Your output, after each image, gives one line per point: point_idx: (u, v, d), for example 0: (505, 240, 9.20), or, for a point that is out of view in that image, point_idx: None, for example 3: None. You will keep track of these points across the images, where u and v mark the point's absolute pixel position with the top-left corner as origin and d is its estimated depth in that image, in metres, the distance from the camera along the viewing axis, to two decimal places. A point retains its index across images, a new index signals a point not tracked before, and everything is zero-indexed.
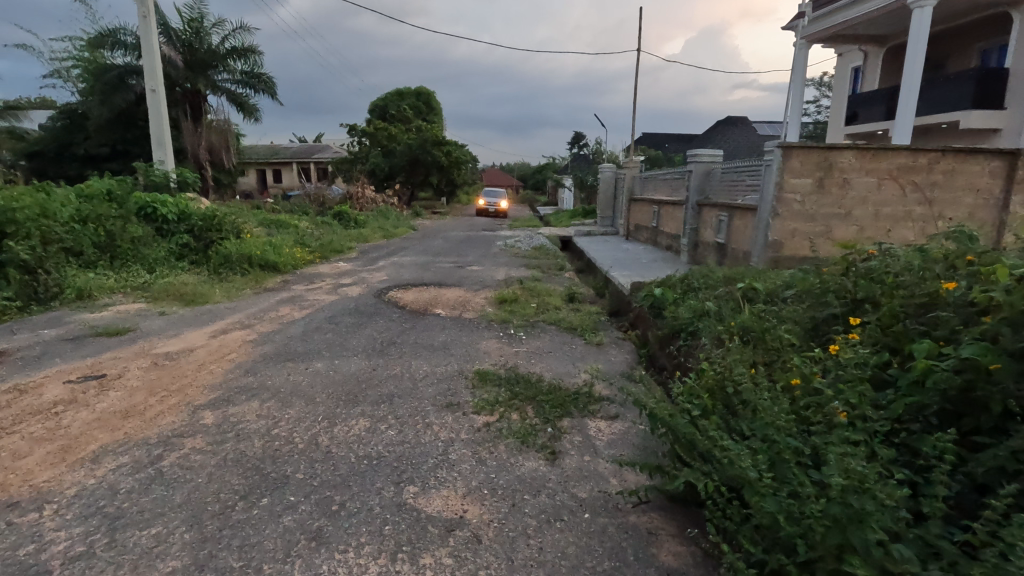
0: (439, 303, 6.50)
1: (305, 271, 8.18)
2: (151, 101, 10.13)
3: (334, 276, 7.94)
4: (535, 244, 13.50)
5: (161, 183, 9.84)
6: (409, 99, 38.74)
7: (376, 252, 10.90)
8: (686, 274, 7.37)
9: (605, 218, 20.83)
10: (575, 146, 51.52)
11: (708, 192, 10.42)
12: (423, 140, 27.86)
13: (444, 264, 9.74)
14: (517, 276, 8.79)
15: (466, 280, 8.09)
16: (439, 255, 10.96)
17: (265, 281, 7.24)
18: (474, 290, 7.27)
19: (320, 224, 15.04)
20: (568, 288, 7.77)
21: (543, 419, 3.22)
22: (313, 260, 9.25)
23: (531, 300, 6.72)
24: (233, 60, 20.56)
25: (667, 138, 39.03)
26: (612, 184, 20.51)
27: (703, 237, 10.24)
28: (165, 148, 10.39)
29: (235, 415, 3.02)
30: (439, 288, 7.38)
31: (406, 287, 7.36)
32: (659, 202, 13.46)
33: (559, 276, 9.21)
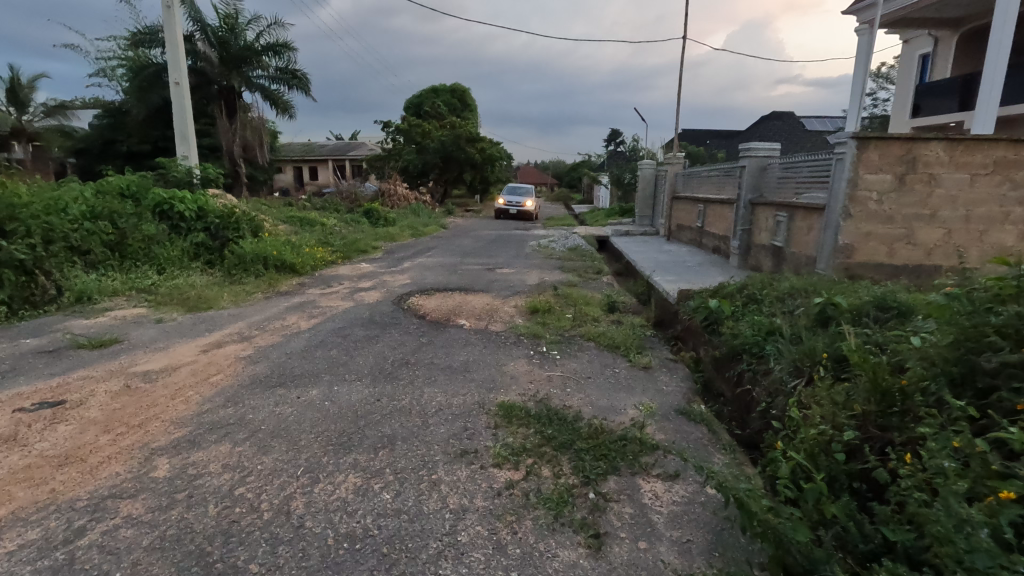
0: (464, 312, 5.86)
1: (324, 273, 7.67)
2: (175, 94, 9.82)
3: (354, 278, 7.40)
4: (570, 245, 12.75)
5: (183, 180, 9.51)
6: (444, 96, 38.41)
7: (402, 252, 10.36)
8: (743, 281, 6.52)
9: (644, 217, 19.84)
10: (611, 143, 50.33)
11: (763, 190, 9.45)
12: (456, 137, 27.32)
13: (473, 266, 9.09)
14: (551, 280, 8.06)
15: (496, 285, 7.44)
16: (468, 256, 10.34)
17: (279, 284, 6.73)
18: (504, 297, 6.61)
19: (348, 221, 14.64)
20: (608, 296, 7.02)
21: (582, 479, 2.52)
22: (335, 261, 8.74)
23: (566, 309, 6.02)
24: (269, 56, 20.44)
25: (709, 134, 37.57)
26: (651, 181, 19.52)
27: (756, 239, 9.29)
28: (189, 143, 10.07)
29: (194, 466, 2.41)
30: (465, 294, 6.75)
31: (429, 292, 6.75)
32: (705, 200, 12.50)
33: (597, 281, 8.45)
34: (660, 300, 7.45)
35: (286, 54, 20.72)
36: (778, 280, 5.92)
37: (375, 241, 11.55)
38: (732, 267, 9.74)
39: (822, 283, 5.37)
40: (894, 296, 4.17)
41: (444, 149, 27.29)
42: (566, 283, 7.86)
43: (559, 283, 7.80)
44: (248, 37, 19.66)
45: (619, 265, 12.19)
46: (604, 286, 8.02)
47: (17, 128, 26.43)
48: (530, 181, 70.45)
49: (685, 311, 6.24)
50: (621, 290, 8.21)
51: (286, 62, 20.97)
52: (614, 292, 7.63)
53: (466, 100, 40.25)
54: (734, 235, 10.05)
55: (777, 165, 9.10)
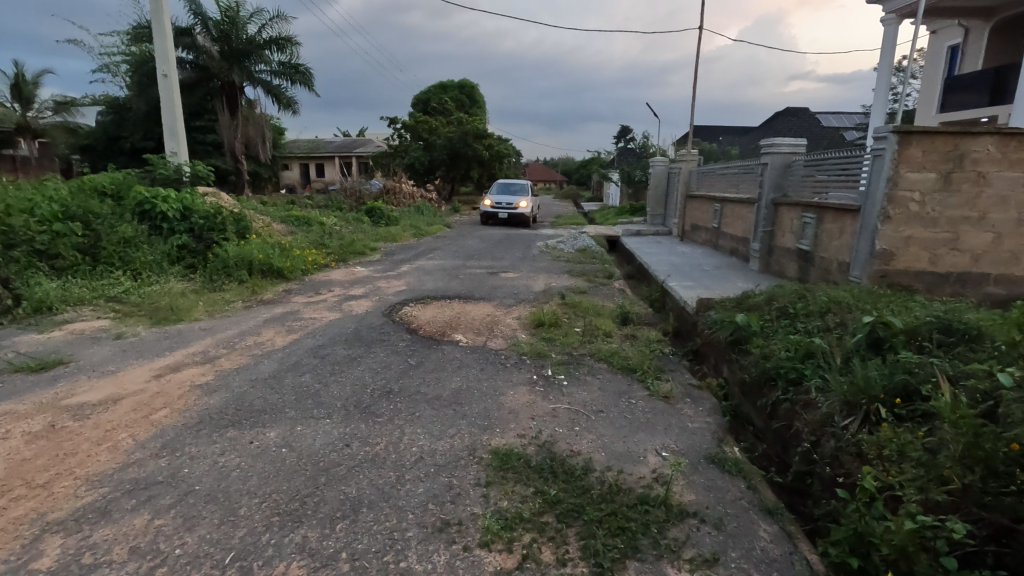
0: (463, 324, 5.30)
1: (315, 278, 7.15)
2: (163, 87, 9.34)
3: (346, 285, 6.86)
4: (579, 246, 12.14)
5: (170, 178, 9.03)
6: (452, 92, 37.93)
7: (402, 254, 9.82)
8: (770, 290, 5.92)
9: (656, 215, 19.17)
10: (621, 139, 49.68)
11: (788, 190, 8.81)
12: (463, 133, 26.65)
13: (476, 270, 8.51)
14: (559, 287, 7.48)
15: (499, 292, 6.88)
16: (471, 258, 9.80)
17: (263, 292, 6.19)
18: (507, 307, 6.05)
19: (349, 221, 14.15)
20: (622, 306, 6.43)
21: (595, 569, 1.96)
22: (329, 265, 8.20)
23: (575, 322, 5.45)
24: (271, 51, 19.96)
25: (722, 130, 36.75)
26: (664, 179, 18.88)
27: (780, 242, 8.65)
28: (179, 139, 9.60)
29: (93, 550, 1.88)
30: (464, 302, 6.21)
31: (425, 300, 6.22)
32: (722, 199, 11.83)
33: (609, 288, 7.85)
34: (677, 310, 6.87)
35: (289, 48, 20.19)
36: (812, 291, 5.31)
37: (375, 243, 11.03)
38: (753, 272, 9.10)
39: (865, 298, 4.75)
40: (962, 317, 3.55)
41: (451, 145, 26.64)
42: (576, 290, 7.28)
43: (567, 289, 7.24)
44: (250, 31, 19.19)
45: (630, 268, 11.58)
46: (617, 293, 7.44)
47: (22, 125, 26.24)
48: (539, 178, 69.69)
49: (707, 325, 5.66)
50: (635, 297, 7.62)
51: (289, 57, 20.47)
52: (627, 300, 7.05)
53: (473, 96, 39.53)
54: (754, 237, 9.41)
55: (802, 163, 8.45)
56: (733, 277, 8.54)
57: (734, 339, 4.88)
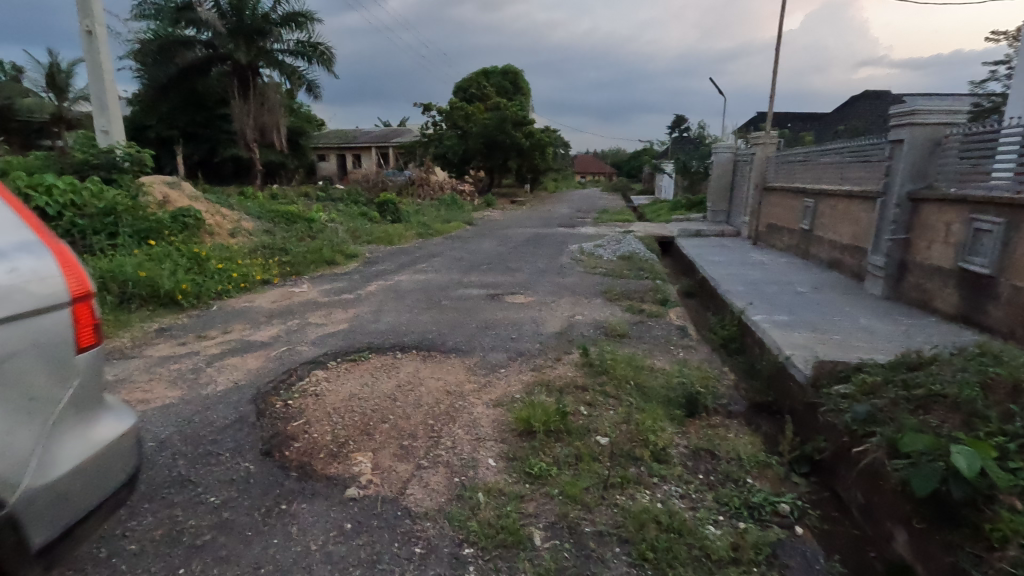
0: (389, 423, 2.86)
1: (225, 306, 4.92)
2: (88, 47, 7.34)
3: (263, 318, 4.62)
4: (624, 252, 9.48)
5: (88, 163, 7.04)
6: (495, 78, 35.50)
7: (386, 264, 7.51)
8: (968, 360, 3.22)
9: (718, 212, 16.19)
10: (675, 130, 46.00)
11: (936, 179, 5.93)
12: (501, 120, 23.95)
13: (473, 291, 6.06)
14: (584, 325, 4.95)
15: (490, 336, 4.40)
16: (477, 268, 7.44)
17: (114, 337, 3.94)
18: (488, 376, 3.58)
19: (352, 217, 12.04)
20: (688, 373, 3.81)
21: None
22: (269, 281, 5.91)
23: (598, 424, 2.92)
24: (287, 29, 18.18)
25: (792, 117, 32.69)
26: (729, 169, 15.90)
27: (923, 256, 5.82)
28: (112, 114, 7.60)
29: None
30: (422, 360, 3.82)
31: (361, 353, 3.87)
32: (815, 193, 8.94)
33: (666, 326, 5.20)
34: (773, 373, 4.24)
35: (307, 25, 18.37)
36: None
37: (364, 249, 8.78)
38: (877, 299, 6.26)
39: None
40: None
41: (487, 133, 24.10)
42: (612, 333, 4.71)
43: (596, 332, 4.71)
44: (263, 6, 17.50)
45: (691, 280, 8.86)
46: (677, 338, 4.81)
47: None
48: (586, 171, 67.15)
49: (851, 426, 3.03)
50: (705, 343, 4.98)
51: (308, 35, 18.63)
52: (693, 352, 4.42)
53: (517, 82, 36.77)
54: (877, 247, 6.56)
55: (961, 137, 5.57)
56: (851, 311, 5.75)
57: (937, 493, 2.29)
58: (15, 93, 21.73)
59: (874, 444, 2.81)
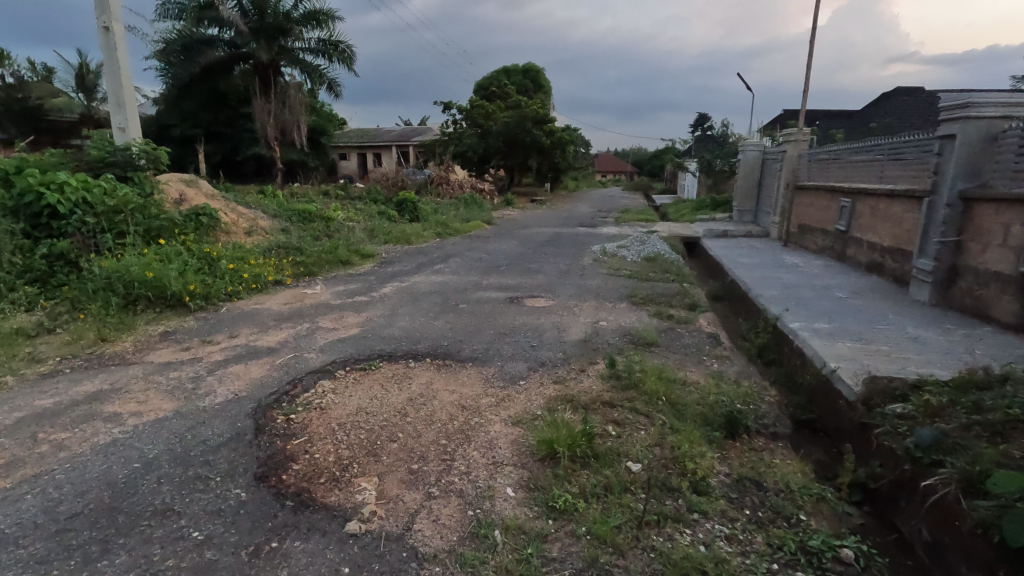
0: (397, 443, 2.61)
1: (233, 308, 4.74)
2: (104, 44, 7.28)
3: (271, 322, 4.42)
4: (648, 253, 9.13)
5: (104, 161, 6.97)
6: (515, 76, 35.22)
7: (402, 264, 7.30)
8: None
9: (745, 211, 15.67)
10: (697, 128, 45.19)
11: (992, 177, 5.49)
12: (521, 117, 23.66)
13: (491, 294, 5.81)
14: (609, 332, 4.66)
15: (508, 343, 4.14)
16: (496, 269, 7.19)
17: (115, 341, 3.79)
18: (506, 389, 3.31)
19: (370, 216, 11.90)
20: (725, 388, 3.49)
21: None
22: (281, 282, 5.74)
23: (628, 446, 2.63)
24: (308, 27, 18.15)
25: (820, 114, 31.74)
26: (756, 167, 15.37)
27: (976, 260, 5.39)
28: (128, 111, 7.53)
29: None
30: (435, 370, 3.57)
31: (372, 361, 3.64)
32: (852, 192, 8.48)
33: (696, 334, 4.88)
34: (817, 387, 3.90)
35: (327, 23, 18.33)
36: None
37: (380, 248, 8.59)
38: (924, 306, 5.83)
39: None
40: None
41: (507, 131, 23.85)
42: (640, 341, 4.41)
43: (622, 340, 4.41)
44: (285, 5, 17.50)
45: (719, 282, 8.49)
46: (709, 347, 4.49)
47: None
48: (607, 170, 66.56)
49: (914, 451, 2.70)
50: (739, 353, 4.65)
51: (328, 34, 18.62)
52: (727, 363, 4.10)
53: (538, 80, 36.44)
54: (923, 250, 6.12)
55: (1021, 132, 5.12)
56: (896, 319, 5.36)
57: None
58: (44, 93, 22.14)
59: (944, 476, 2.48)
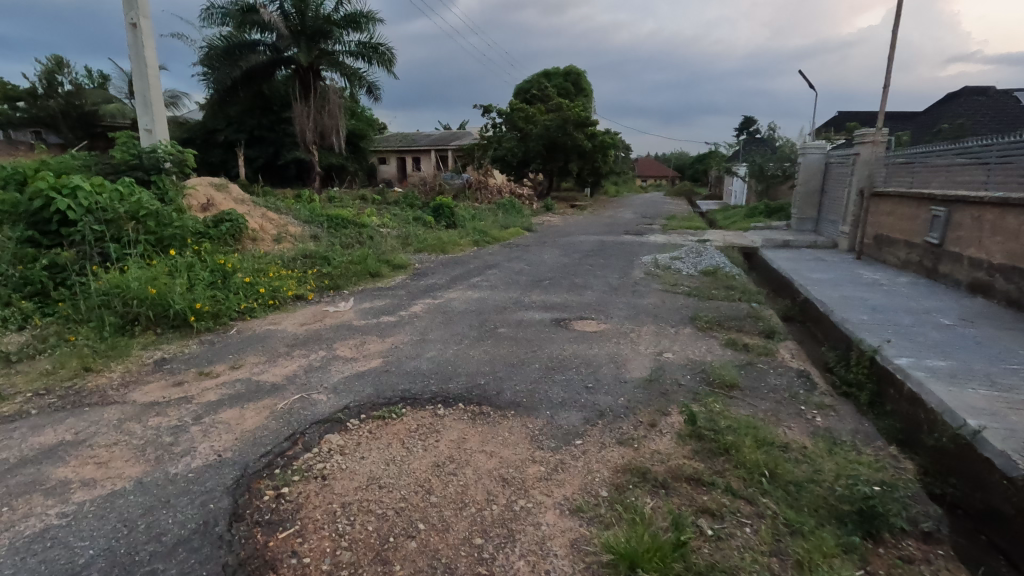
0: (416, 541, 1.93)
1: (243, 329, 4.20)
2: (132, 41, 6.95)
3: (281, 349, 3.82)
4: (706, 265, 8.24)
5: (127, 164, 6.58)
6: (556, 79, 34.44)
7: (436, 277, 6.67)
8: None
9: (805, 219, 14.46)
10: (744, 131, 43.38)
11: None
12: (563, 121, 22.92)
13: (535, 315, 5.09)
14: (678, 368, 3.87)
15: (558, 383, 3.41)
16: (539, 284, 6.46)
17: (101, 372, 3.26)
18: (559, 452, 2.59)
19: (405, 222, 11.38)
20: (843, 460, 2.68)
21: None
22: (303, 297, 5.19)
23: (737, 561, 1.88)
24: (348, 30, 17.93)
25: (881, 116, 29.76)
26: (819, 171, 14.16)
27: None
28: (156, 112, 7.18)
29: None
30: (467, 421, 2.87)
31: (391, 406, 2.97)
32: (948, 200, 7.40)
33: (783, 372, 4.04)
34: (953, 451, 3.04)
35: (368, 26, 18.07)
36: None
37: (413, 258, 7.99)
38: None
39: None
40: None
41: (548, 135, 23.16)
42: (718, 383, 3.61)
43: (696, 381, 3.63)
44: (326, 8, 17.32)
45: (789, 300, 7.53)
46: (805, 391, 3.65)
47: None
48: (648, 174, 65.04)
49: None
50: (840, 398, 3.79)
51: (369, 36, 18.37)
52: (833, 416, 3.26)
53: (579, 83, 35.60)
54: None
55: None
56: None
57: None
58: (99, 100, 22.69)
59: None
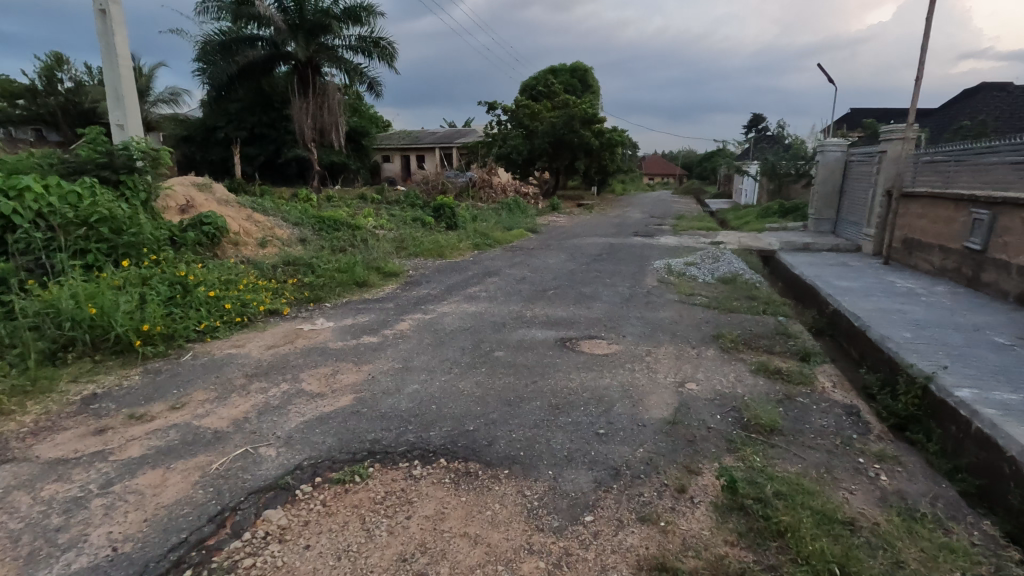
0: None
1: (199, 355, 3.62)
2: (103, 30, 6.43)
3: (236, 381, 3.24)
4: (723, 272, 7.62)
5: (95, 163, 6.03)
6: (563, 76, 33.75)
7: (429, 287, 6.08)
8: None
9: (824, 220, 13.76)
10: (752, 130, 42.46)
11: None
12: (569, 118, 22.25)
13: (538, 335, 4.48)
14: (704, 405, 3.27)
15: (562, 429, 2.82)
16: (542, 296, 5.85)
17: (10, 414, 2.70)
18: (564, 537, 2.01)
19: (402, 224, 10.80)
20: (929, 545, 2.07)
21: None
22: (277, 312, 4.62)
23: None
24: (348, 23, 17.38)
25: (898, 114, 28.77)
26: (839, 170, 13.46)
27: None
28: (128, 106, 6.64)
29: None
30: (447, 486, 2.28)
31: (353, 465, 2.40)
32: (991, 202, 6.74)
33: (828, 408, 3.43)
34: None
35: (368, 19, 17.52)
36: None
37: (407, 264, 7.41)
38: None
39: None
40: None
41: (554, 132, 22.48)
42: (754, 426, 3.00)
43: (727, 424, 3.03)
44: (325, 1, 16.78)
45: (816, 312, 6.89)
46: (859, 437, 3.03)
47: None
48: (654, 173, 64.29)
49: None
50: (900, 442, 3.17)
51: (370, 30, 17.81)
52: (901, 474, 2.65)
53: (586, 80, 34.86)
54: None
55: None
56: None
57: None
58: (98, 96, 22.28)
59: None
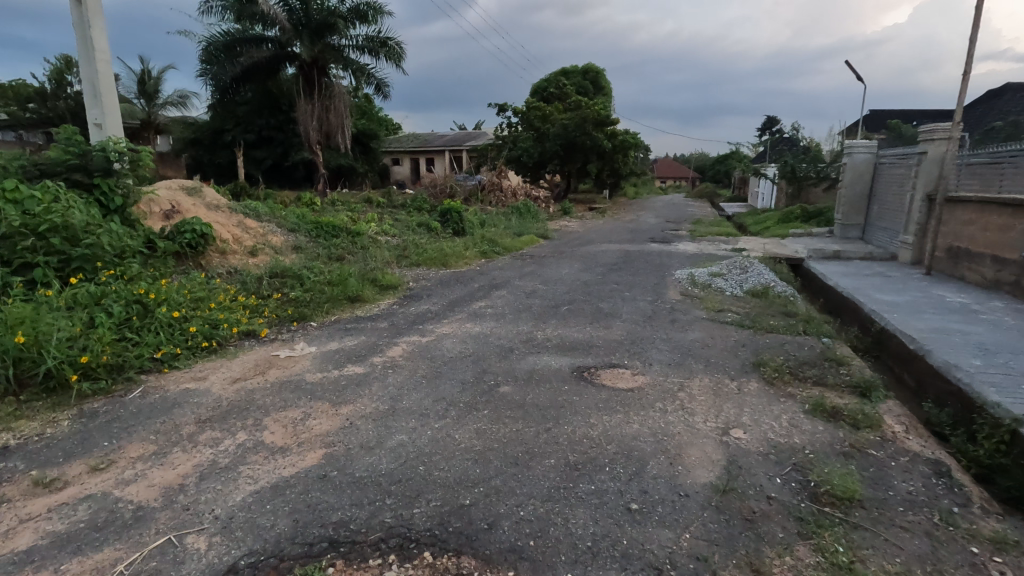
0: None
1: (147, 392, 3.05)
2: (78, 21, 5.93)
3: (182, 430, 2.65)
4: (753, 285, 6.94)
5: (66, 165, 5.51)
6: (575, 78, 33.10)
7: (429, 302, 5.48)
8: None
9: (852, 226, 12.99)
10: (769, 132, 41.51)
11: None
12: (582, 120, 21.60)
13: (551, 363, 3.85)
14: (758, 462, 2.64)
15: (582, 503, 2.20)
16: (556, 313, 5.22)
17: None
18: None
19: (406, 230, 10.23)
20: None
21: None
22: (253, 334, 4.04)
23: None
24: (355, 22, 16.93)
25: (922, 116, 27.79)
26: (869, 172, 12.68)
27: None
28: (107, 104, 6.14)
29: None
30: None
31: (305, 565, 1.79)
32: None
33: (909, 464, 2.78)
34: None
35: (376, 18, 17.06)
36: None
37: (407, 274, 6.83)
38: None
39: None
40: None
41: (565, 134, 21.85)
42: (827, 496, 2.37)
43: (790, 491, 2.39)
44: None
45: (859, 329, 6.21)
46: (961, 511, 2.38)
47: None
48: (666, 176, 63.45)
49: None
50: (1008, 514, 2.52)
51: (377, 30, 17.33)
52: None
53: (599, 82, 34.17)
54: None
55: None
56: None
57: None
58: None
59: None
